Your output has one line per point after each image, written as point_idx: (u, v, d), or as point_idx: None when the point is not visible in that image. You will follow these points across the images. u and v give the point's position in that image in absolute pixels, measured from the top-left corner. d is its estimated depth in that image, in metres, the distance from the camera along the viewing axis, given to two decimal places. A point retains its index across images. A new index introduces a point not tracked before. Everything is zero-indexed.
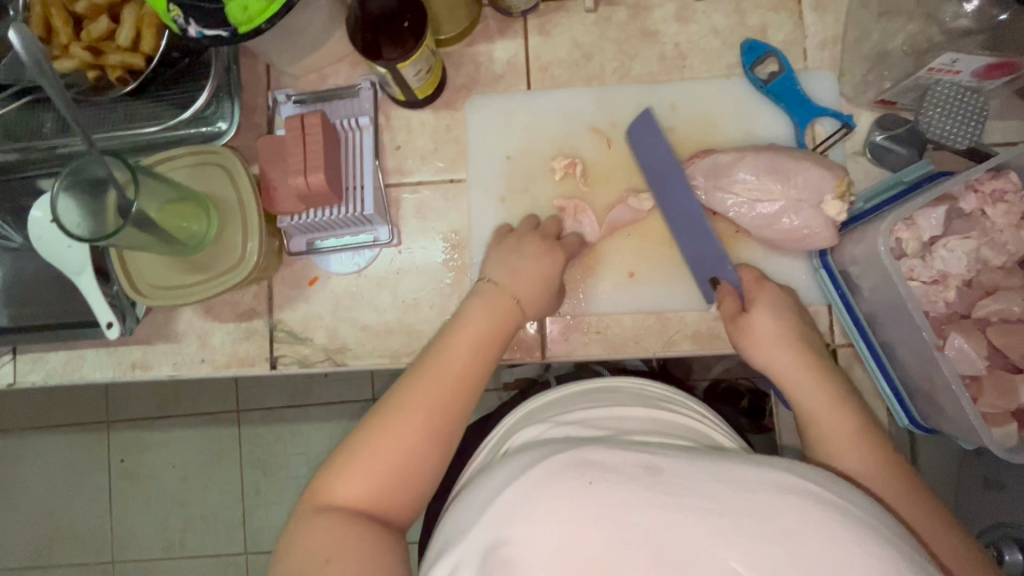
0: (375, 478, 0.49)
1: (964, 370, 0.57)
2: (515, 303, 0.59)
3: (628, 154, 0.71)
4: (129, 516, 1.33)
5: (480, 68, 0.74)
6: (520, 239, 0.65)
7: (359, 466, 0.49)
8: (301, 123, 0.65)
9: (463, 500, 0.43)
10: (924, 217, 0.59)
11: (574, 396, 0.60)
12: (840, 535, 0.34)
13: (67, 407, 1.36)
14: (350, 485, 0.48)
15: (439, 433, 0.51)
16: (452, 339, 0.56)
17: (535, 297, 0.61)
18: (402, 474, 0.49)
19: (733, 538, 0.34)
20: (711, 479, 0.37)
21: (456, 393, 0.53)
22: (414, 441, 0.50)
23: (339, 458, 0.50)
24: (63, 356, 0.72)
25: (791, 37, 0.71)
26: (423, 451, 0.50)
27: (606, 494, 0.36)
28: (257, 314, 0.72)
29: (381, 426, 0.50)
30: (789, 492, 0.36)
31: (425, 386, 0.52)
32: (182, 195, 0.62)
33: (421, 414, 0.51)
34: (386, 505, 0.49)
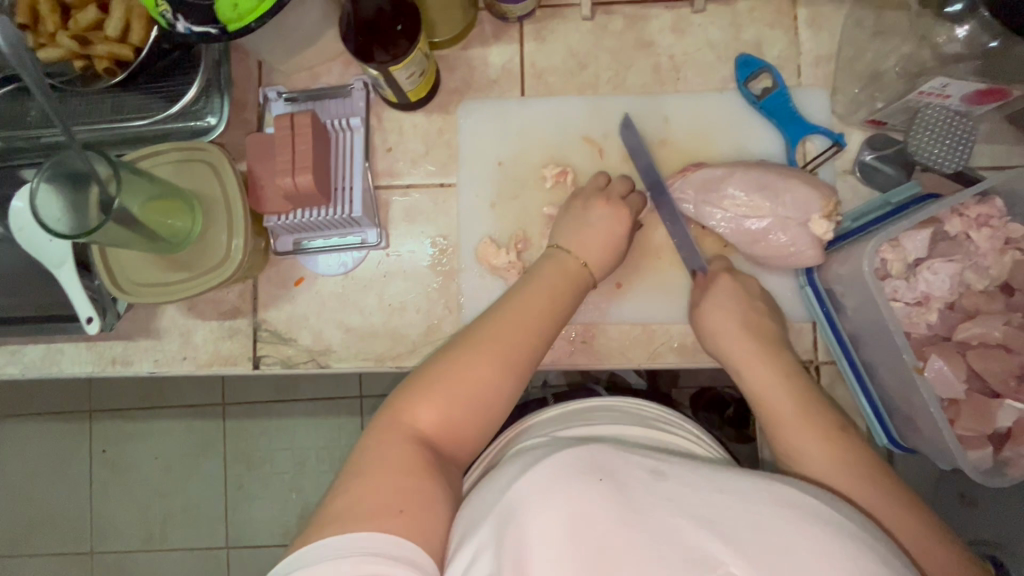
0: (449, 408, 0.52)
1: (943, 393, 0.58)
2: (580, 267, 0.63)
3: (619, 164, 0.71)
4: (110, 507, 1.32)
5: (474, 73, 0.73)
6: (589, 200, 0.66)
7: (438, 394, 0.52)
8: (291, 122, 0.64)
9: (476, 499, 0.46)
10: (909, 239, 0.60)
11: (575, 408, 0.60)
12: (835, 545, 0.37)
13: (48, 396, 1.34)
14: (427, 411, 0.52)
15: (510, 375, 0.55)
16: (528, 293, 0.60)
17: (600, 260, 0.64)
18: (480, 407, 0.53)
19: (733, 541, 0.37)
20: (716, 490, 0.40)
21: (528, 341, 0.57)
22: (495, 378, 0.54)
23: (420, 383, 0.53)
24: (42, 349, 0.71)
25: (786, 53, 0.71)
26: (494, 391, 0.54)
27: (614, 493, 0.39)
28: (242, 313, 0.71)
29: (459, 361, 0.54)
30: (788, 504, 0.39)
31: (510, 327, 0.57)
32: (165, 192, 0.61)
33: (495, 356, 0.55)
34: (454, 442, 0.52)
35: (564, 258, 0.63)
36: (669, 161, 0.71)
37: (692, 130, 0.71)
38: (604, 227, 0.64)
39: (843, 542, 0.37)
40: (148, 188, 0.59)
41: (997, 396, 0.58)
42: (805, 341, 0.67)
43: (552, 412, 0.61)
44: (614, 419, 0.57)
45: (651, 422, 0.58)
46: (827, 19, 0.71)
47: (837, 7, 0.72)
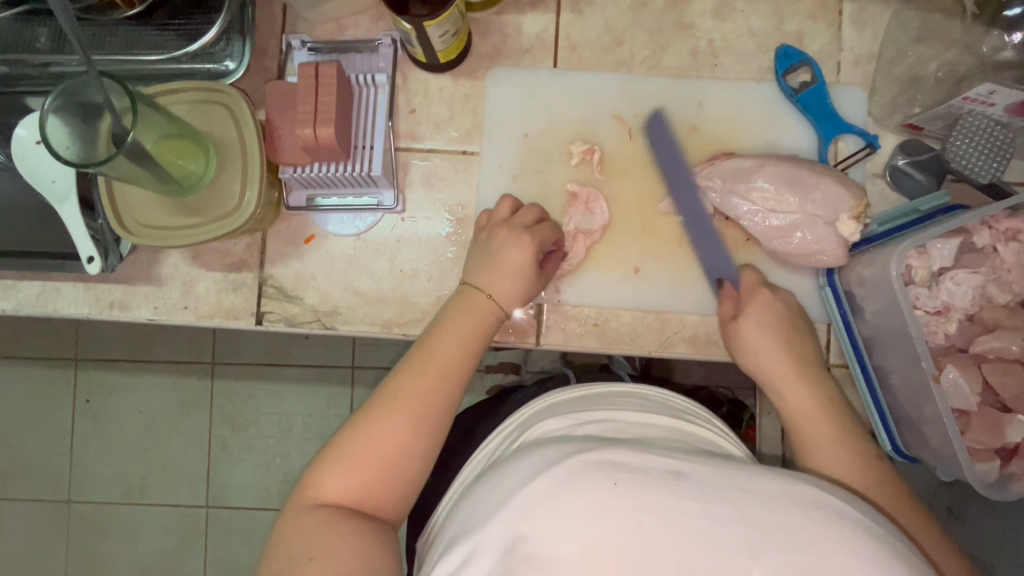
0: (356, 476, 0.50)
1: (955, 404, 0.58)
2: (493, 301, 0.60)
3: (648, 148, 0.69)
4: (90, 458, 1.30)
5: (507, 39, 0.71)
6: (492, 231, 0.63)
7: (348, 461, 0.50)
8: (315, 72, 0.61)
9: (480, 490, 0.45)
10: (937, 247, 0.59)
11: (586, 396, 0.60)
12: (861, 551, 0.37)
13: (34, 340, 1.32)
14: (338, 482, 0.49)
15: (422, 434, 0.52)
16: (434, 344, 0.57)
17: (516, 290, 0.61)
18: (388, 468, 0.51)
19: (755, 545, 0.37)
20: (738, 490, 0.40)
21: (435, 395, 0.54)
22: (400, 435, 0.52)
23: (328, 455, 0.51)
24: (37, 286, 0.69)
25: (827, 48, 0.69)
26: (405, 450, 0.51)
27: (632, 495, 0.39)
28: (248, 266, 0.69)
29: (364, 425, 0.52)
30: (811, 508, 0.39)
31: (415, 382, 0.54)
32: (181, 131, 0.58)
33: (401, 415, 0.52)
34: (378, 503, 0.50)
35: (474, 296, 0.60)
36: (698, 149, 0.69)
37: (723, 118, 0.69)
38: (512, 259, 0.61)
39: (861, 546, 0.37)
40: (165, 125, 0.56)
41: (1008, 410, 0.58)
42: (819, 342, 0.67)
43: (570, 393, 0.61)
44: (625, 407, 0.56)
45: (667, 409, 0.58)
46: (873, 17, 0.70)
47: (884, 5, 0.70)
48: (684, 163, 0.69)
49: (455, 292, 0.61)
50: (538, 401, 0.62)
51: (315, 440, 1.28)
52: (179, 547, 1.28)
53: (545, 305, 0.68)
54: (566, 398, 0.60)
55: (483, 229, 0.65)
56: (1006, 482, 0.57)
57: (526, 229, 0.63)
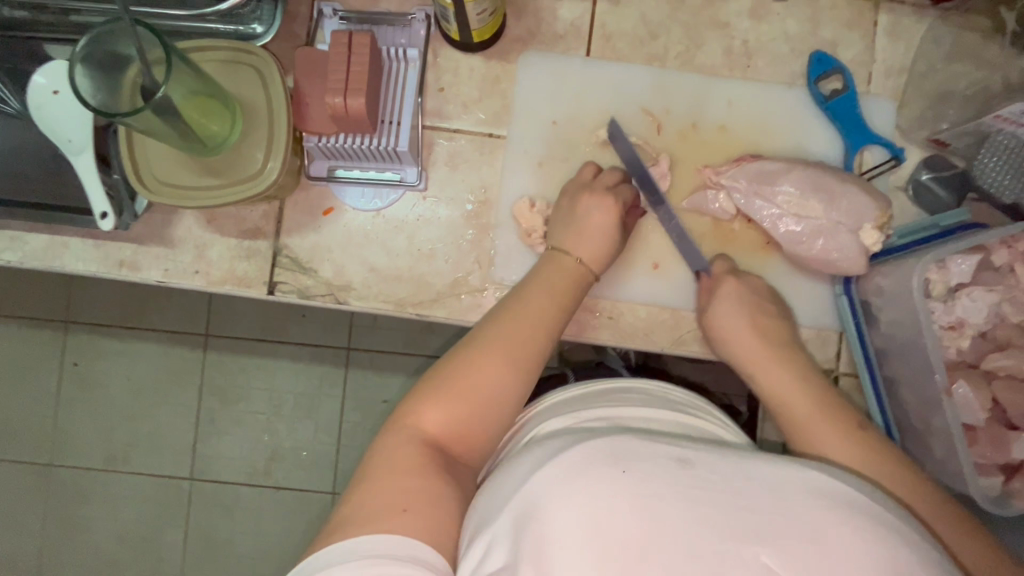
0: (454, 412, 0.51)
1: (964, 418, 0.59)
2: (581, 266, 0.62)
3: (676, 143, 0.69)
4: (77, 422, 1.28)
5: (542, 24, 0.70)
6: (574, 197, 0.65)
7: (449, 396, 0.52)
8: (348, 40, 0.60)
9: (493, 486, 0.46)
10: (956, 263, 0.59)
11: (590, 391, 0.59)
12: (871, 537, 0.37)
13: (25, 298, 1.29)
14: (438, 414, 0.51)
15: (522, 376, 0.54)
16: (531, 293, 0.59)
17: (600, 254, 0.63)
18: (487, 405, 0.52)
19: (764, 533, 0.37)
20: (743, 477, 0.40)
21: (531, 344, 0.56)
22: (501, 375, 0.53)
23: (429, 387, 0.53)
24: (46, 239, 0.67)
25: (860, 58, 0.69)
26: (503, 392, 0.53)
27: (639, 483, 0.39)
28: (263, 235, 0.68)
29: (469, 363, 0.53)
30: (818, 494, 0.39)
31: (515, 326, 0.56)
32: (211, 91, 0.57)
33: (504, 358, 0.54)
34: (467, 448, 0.51)
35: (563, 258, 0.62)
36: (726, 148, 0.69)
37: (752, 120, 0.69)
38: (597, 223, 0.63)
39: (869, 531, 0.37)
40: (193, 82, 0.55)
41: (1014, 428, 0.59)
42: (829, 350, 0.67)
43: (572, 390, 0.60)
44: (631, 402, 0.56)
45: (673, 404, 0.58)
46: (907, 30, 0.70)
47: (919, 20, 0.70)
48: (709, 163, 0.68)
49: (547, 251, 0.64)
50: (553, 391, 0.62)
51: (306, 419, 1.27)
52: (161, 517, 1.27)
53: None
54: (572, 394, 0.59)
55: (563, 199, 0.66)
56: (1006, 497, 0.58)
57: (609, 190, 0.64)
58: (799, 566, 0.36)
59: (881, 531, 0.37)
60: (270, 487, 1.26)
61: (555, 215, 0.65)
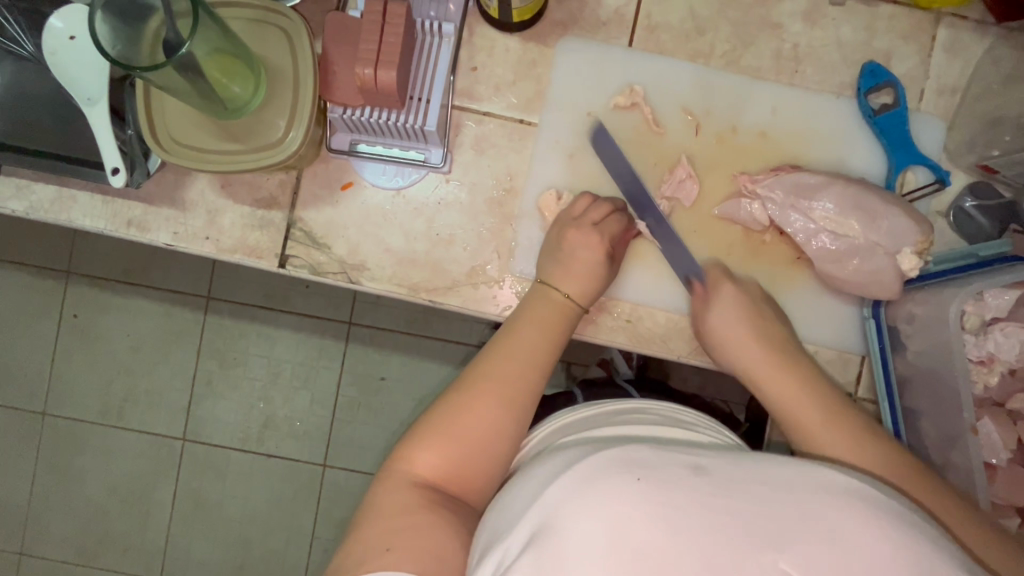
0: (442, 456, 0.50)
1: (986, 456, 0.57)
2: (569, 301, 0.60)
3: (714, 147, 0.66)
4: (73, 374, 1.27)
5: (585, 8, 0.67)
6: (560, 230, 0.62)
7: (439, 438, 0.50)
8: (384, 8, 0.57)
9: (508, 494, 0.46)
10: (995, 297, 0.57)
11: (605, 410, 0.58)
12: (890, 542, 0.37)
13: (29, 246, 1.27)
14: (430, 457, 0.50)
15: (514, 415, 0.53)
16: (519, 329, 0.57)
17: (591, 288, 0.61)
18: (481, 447, 0.51)
19: (782, 539, 0.37)
20: (758, 481, 0.41)
21: (522, 379, 0.54)
22: (493, 414, 0.52)
23: (418, 430, 0.52)
24: (54, 191, 0.65)
25: (914, 72, 0.66)
26: (496, 428, 0.52)
27: (653, 490, 0.39)
28: (278, 205, 0.66)
29: (459, 402, 0.52)
30: (835, 496, 0.40)
31: (506, 363, 0.55)
32: (234, 50, 0.54)
33: (495, 396, 0.53)
34: (458, 485, 0.50)
35: (550, 295, 0.60)
36: (765, 156, 0.66)
37: (795, 128, 0.66)
38: (584, 261, 0.61)
39: (884, 533, 0.38)
40: (218, 39, 0.52)
41: None
42: (850, 373, 0.65)
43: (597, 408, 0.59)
44: (644, 417, 0.56)
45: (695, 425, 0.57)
46: (966, 47, 0.67)
47: (980, 37, 0.67)
48: (745, 170, 0.66)
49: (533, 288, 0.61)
50: (557, 413, 0.60)
51: (303, 391, 1.26)
52: (151, 475, 1.27)
53: None
54: (583, 416, 0.58)
55: (554, 230, 0.63)
56: None
57: (595, 227, 0.62)
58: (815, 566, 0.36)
59: (896, 528, 0.38)
60: (262, 455, 1.26)
61: (548, 243, 0.63)
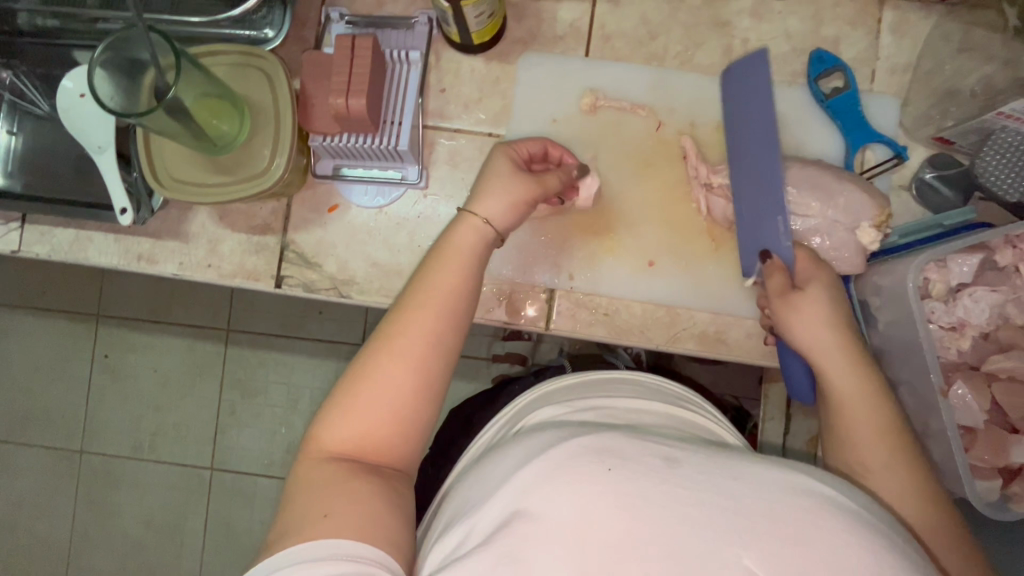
0: (355, 425, 0.48)
1: (962, 420, 0.57)
2: (488, 225, 0.56)
3: (675, 142, 0.69)
4: (105, 409, 1.35)
5: (542, 26, 0.71)
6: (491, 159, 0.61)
7: (345, 412, 0.48)
8: (352, 42, 0.62)
9: (480, 471, 0.47)
10: (956, 263, 0.59)
11: (580, 385, 0.61)
12: (855, 541, 0.37)
13: (61, 292, 1.36)
14: (336, 433, 0.48)
15: (417, 376, 0.49)
16: (422, 284, 0.53)
17: (509, 219, 0.58)
18: (386, 417, 0.49)
19: (747, 536, 0.37)
20: (730, 477, 0.40)
21: (428, 335, 0.51)
22: (393, 381, 0.49)
23: (328, 404, 0.50)
24: (72, 234, 0.72)
25: (863, 55, 0.69)
26: (399, 393, 0.49)
27: (624, 481, 0.39)
28: (272, 230, 0.71)
29: (359, 373, 0.49)
30: (806, 495, 0.39)
31: (406, 325, 0.51)
32: (220, 92, 0.60)
33: (395, 361, 0.49)
34: (381, 452, 0.49)
35: (464, 222, 0.56)
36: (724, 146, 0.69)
37: None
38: (502, 182, 0.59)
39: (848, 532, 0.37)
40: (204, 84, 0.58)
41: (1014, 431, 0.57)
42: None
43: (568, 381, 0.62)
44: (615, 394, 0.58)
45: (657, 395, 0.59)
46: (913, 27, 0.69)
47: (925, 16, 0.69)
48: (708, 161, 0.69)
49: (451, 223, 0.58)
50: (536, 389, 0.64)
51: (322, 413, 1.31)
52: (183, 503, 1.32)
53: (556, 295, 0.69)
54: (561, 388, 0.61)
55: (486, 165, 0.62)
56: (1007, 502, 0.57)
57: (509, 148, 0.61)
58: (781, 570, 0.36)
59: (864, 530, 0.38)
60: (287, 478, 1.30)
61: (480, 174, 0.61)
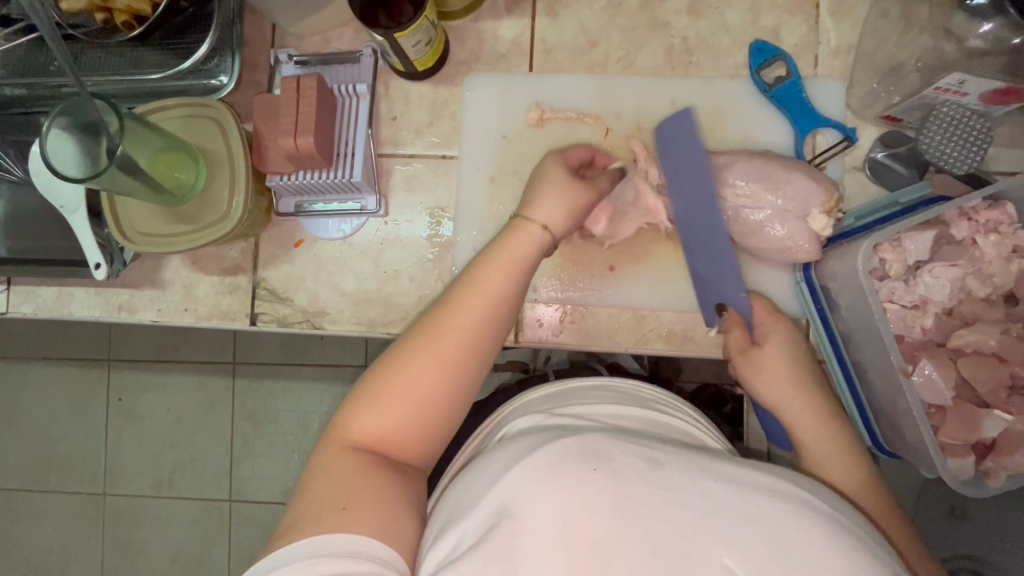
0: (392, 422, 0.48)
1: (930, 399, 0.57)
2: (545, 231, 0.57)
3: (625, 144, 0.70)
4: (121, 451, 1.38)
5: (484, 45, 0.73)
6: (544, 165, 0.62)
7: (381, 403, 0.48)
8: (297, 84, 0.64)
9: (467, 476, 0.47)
10: (912, 240, 0.58)
11: (571, 387, 0.62)
12: (826, 540, 0.37)
13: (69, 342, 1.41)
14: (371, 422, 0.48)
15: (461, 372, 0.50)
16: (476, 280, 0.53)
17: (558, 224, 0.58)
18: (425, 410, 0.49)
19: (727, 534, 0.37)
20: (711, 478, 0.40)
21: (474, 337, 0.51)
22: (438, 375, 0.49)
23: (364, 390, 0.49)
24: (55, 291, 0.75)
25: (804, 41, 0.69)
26: (443, 390, 0.49)
27: (610, 482, 0.39)
28: (242, 270, 0.73)
29: (403, 363, 0.49)
30: (783, 496, 0.40)
31: (458, 321, 0.51)
32: (173, 146, 0.63)
33: (443, 356, 0.49)
34: (408, 449, 0.49)
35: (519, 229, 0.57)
36: None
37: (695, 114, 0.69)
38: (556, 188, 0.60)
39: (812, 528, 0.38)
40: (155, 141, 0.61)
41: (986, 405, 0.57)
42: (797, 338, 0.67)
43: (546, 391, 0.62)
44: (597, 399, 0.58)
45: (638, 401, 0.59)
46: (851, 8, 0.69)
47: None
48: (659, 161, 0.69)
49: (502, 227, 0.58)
50: (516, 398, 0.64)
51: None
52: (205, 536, 1.35)
53: (524, 305, 0.70)
54: (541, 394, 0.62)
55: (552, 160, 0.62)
56: (983, 478, 0.57)
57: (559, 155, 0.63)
58: (759, 569, 0.36)
59: (835, 529, 0.38)
60: None
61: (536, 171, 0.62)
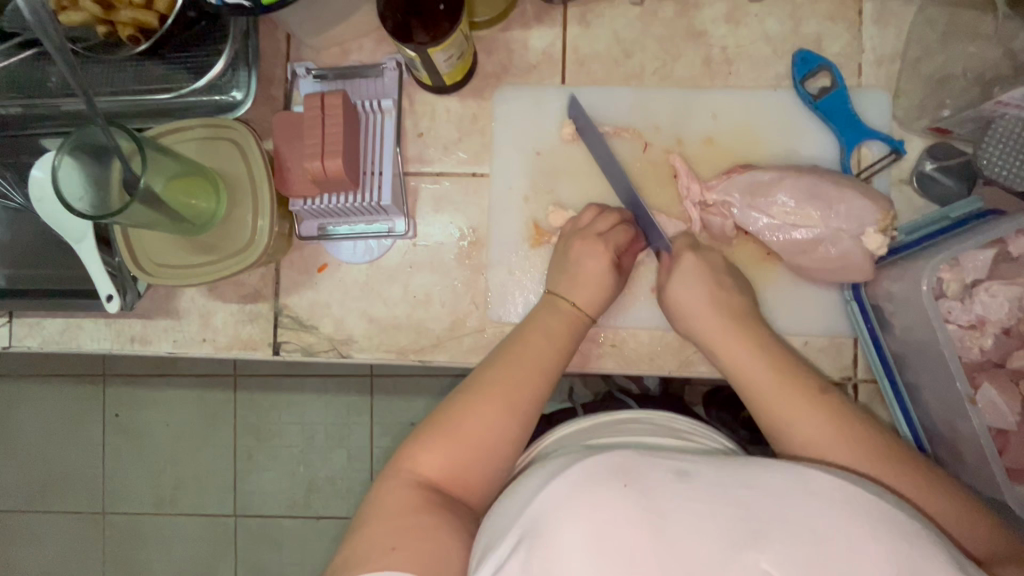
0: (455, 461, 0.51)
1: (993, 422, 0.56)
2: (577, 309, 0.61)
3: (664, 158, 0.67)
4: (122, 471, 1.34)
5: (514, 56, 0.69)
6: (567, 243, 0.63)
7: (444, 441, 0.51)
8: (321, 102, 0.60)
9: (498, 504, 0.45)
10: (970, 259, 0.56)
11: (600, 419, 0.59)
12: (869, 537, 0.36)
13: (63, 359, 1.35)
14: (435, 461, 0.51)
15: (518, 420, 0.54)
16: (526, 336, 0.58)
17: (594, 297, 0.61)
18: (483, 450, 0.52)
19: (763, 538, 0.36)
20: (743, 486, 0.39)
21: (529, 387, 0.55)
22: (498, 420, 0.53)
23: (427, 430, 0.53)
24: (61, 323, 0.70)
25: (848, 49, 0.66)
26: (502, 436, 0.53)
27: (640, 497, 0.38)
28: (263, 297, 0.70)
29: (467, 406, 0.53)
30: (819, 495, 0.38)
31: (513, 372, 0.55)
32: (189, 170, 0.59)
33: (503, 403, 0.53)
34: (464, 489, 0.51)
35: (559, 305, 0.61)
36: (714, 161, 0.67)
37: (735, 127, 0.66)
38: (591, 271, 0.61)
39: (851, 527, 0.36)
40: (174, 166, 0.58)
41: None
42: (845, 358, 0.64)
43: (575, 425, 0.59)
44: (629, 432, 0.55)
45: (672, 432, 0.56)
46: (895, 14, 0.66)
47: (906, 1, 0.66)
48: (700, 177, 0.66)
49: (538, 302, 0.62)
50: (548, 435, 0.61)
51: (336, 449, 1.29)
52: (212, 554, 1.31)
53: None
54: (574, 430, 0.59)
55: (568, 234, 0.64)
56: None
57: (600, 237, 0.62)
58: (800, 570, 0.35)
59: (878, 523, 0.37)
60: (313, 517, 1.29)
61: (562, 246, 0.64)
